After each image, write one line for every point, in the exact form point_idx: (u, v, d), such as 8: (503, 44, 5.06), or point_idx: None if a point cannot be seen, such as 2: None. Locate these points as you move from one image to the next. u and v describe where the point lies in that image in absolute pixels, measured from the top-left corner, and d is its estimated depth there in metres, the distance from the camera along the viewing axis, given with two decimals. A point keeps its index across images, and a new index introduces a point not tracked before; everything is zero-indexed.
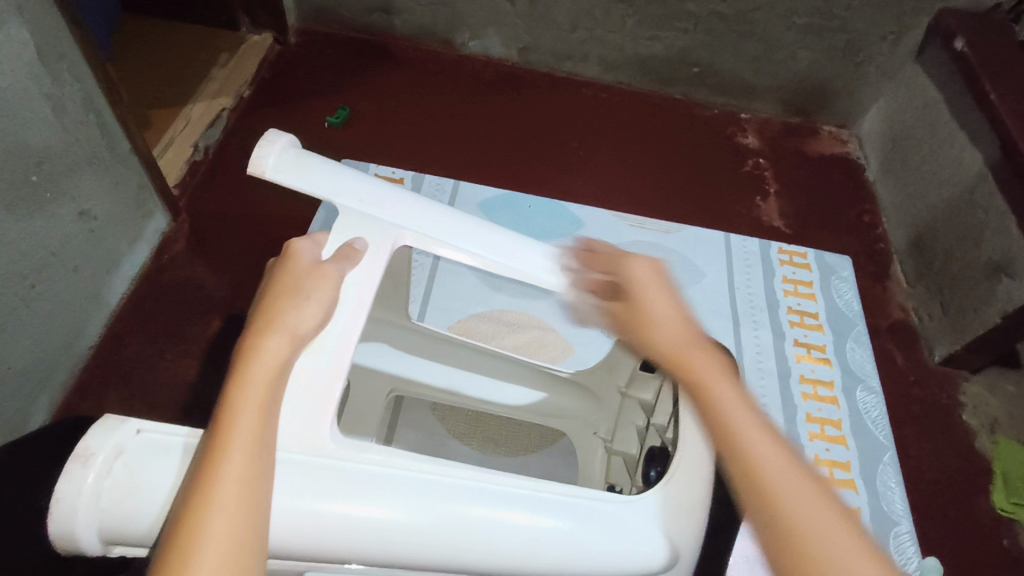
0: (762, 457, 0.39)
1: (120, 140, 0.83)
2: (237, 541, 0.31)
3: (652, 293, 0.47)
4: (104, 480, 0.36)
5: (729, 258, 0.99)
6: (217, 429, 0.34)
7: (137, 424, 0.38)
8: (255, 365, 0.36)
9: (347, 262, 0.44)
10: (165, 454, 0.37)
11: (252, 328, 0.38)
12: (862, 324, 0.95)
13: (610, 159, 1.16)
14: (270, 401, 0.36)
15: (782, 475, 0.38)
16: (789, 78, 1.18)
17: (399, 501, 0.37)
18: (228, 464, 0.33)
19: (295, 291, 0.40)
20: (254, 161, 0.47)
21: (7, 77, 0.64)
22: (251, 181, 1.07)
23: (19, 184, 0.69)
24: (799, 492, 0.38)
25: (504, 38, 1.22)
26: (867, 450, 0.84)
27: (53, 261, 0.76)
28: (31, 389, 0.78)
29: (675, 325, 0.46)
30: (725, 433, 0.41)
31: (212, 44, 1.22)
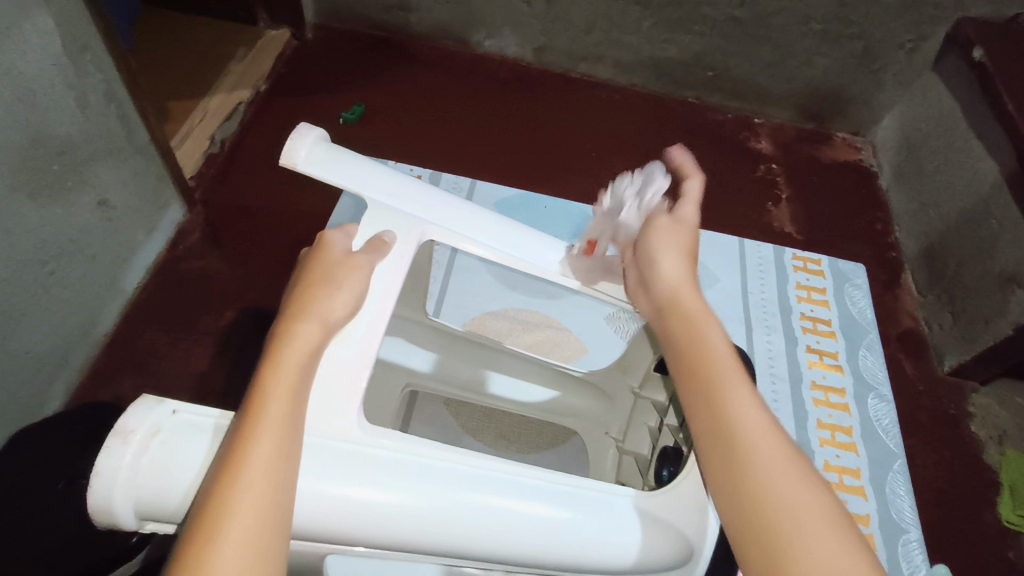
0: (734, 403, 0.41)
1: (139, 131, 0.84)
2: (262, 517, 0.32)
3: (662, 239, 0.49)
4: (142, 458, 0.36)
5: (743, 263, 0.99)
6: (248, 410, 0.35)
7: (173, 405, 0.38)
8: (288, 350, 0.37)
9: (378, 252, 0.44)
10: (202, 434, 0.37)
11: (286, 315, 0.39)
12: (876, 332, 0.95)
13: (623, 160, 1.16)
14: (300, 384, 0.37)
15: (753, 423, 0.40)
16: (804, 84, 1.18)
17: (421, 488, 0.38)
18: (258, 443, 0.34)
19: (327, 280, 0.41)
20: (286, 153, 0.47)
21: (32, 67, 0.65)
22: (269, 174, 1.08)
23: (41, 172, 0.70)
24: (767, 442, 0.39)
25: (519, 37, 1.22)
26: (877, 458, 0.84)
27: (71, 249, 0.77)
28: (47, 374, 0.79)
29: (682, 274, 0.48)
30: (702, 377, 0.42)
31: (230, 38, 1.23)
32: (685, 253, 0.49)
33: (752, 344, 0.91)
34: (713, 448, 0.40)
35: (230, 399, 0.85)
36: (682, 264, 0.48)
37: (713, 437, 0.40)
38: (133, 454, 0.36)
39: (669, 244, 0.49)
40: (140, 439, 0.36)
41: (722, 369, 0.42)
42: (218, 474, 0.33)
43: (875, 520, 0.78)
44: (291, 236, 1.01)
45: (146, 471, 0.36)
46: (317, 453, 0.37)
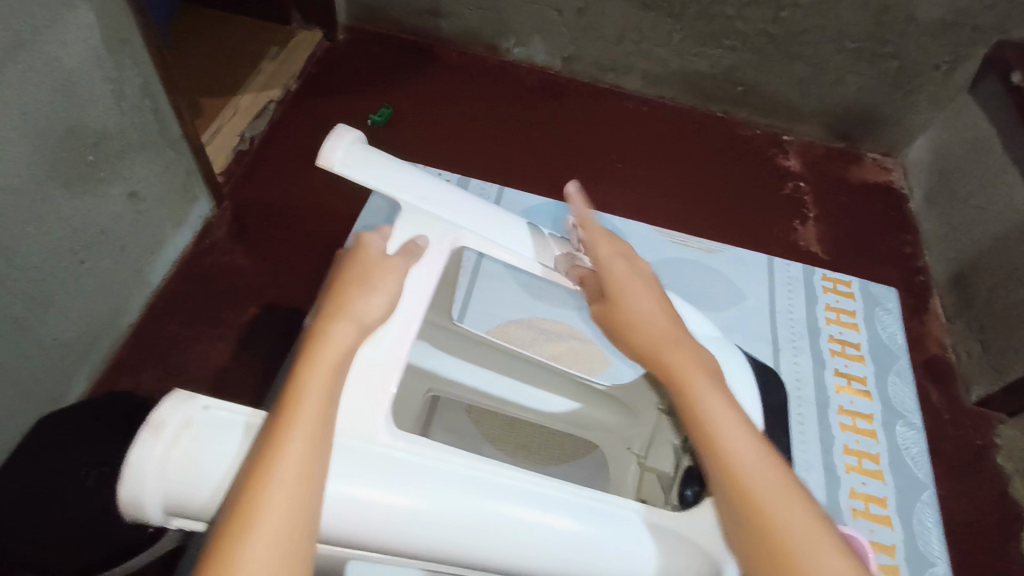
0: (744, 459, 0.39)
1: (172, 125, 0.85)
2: (292, 518, 0.32)
3: (629, 284, 0.46)
4: (175, 451, 0.35)
5: (773, 284, 0.98)
6: (284, 405, 0.35)
7: (204, 400, 0.37)
8: (322, 349, 0.37)
9: (415, 257, 0.44)
10: (233, 430, 0.36)
11: (323, 314, 0.39)
12: (905, 359, 0.93)
13: (649, 173, 1.15)
14: (334, 384, 0.36)
15: (768, 479, 0.38)
16: (836, 102, 1.16)
17: (445, 495, 0.37)
18: (290, 441, 0.34)
19: (363, 281, 0.41)
20: (322, 154, 0.46)
21: (74, 60, 0.66)
22: (298, 173, 1.08)
23: (77, 162, 0.71)
24: (788, 499, 0.37)
25: (548, 46, 1.22)
26: (904, 487, 0.82)
27: (102, 239, 0.79)
28: (73, 362, 0.80)
29: (655, 323, 0.45)
30: (705, 442, 0.40)
31: (263, 37, 1.25)
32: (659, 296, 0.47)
33: (780, 365, 0.90)
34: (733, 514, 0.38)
35: (248, 396, 0.86)
36: (656, 311, 0.46)
37: (732, 503, 0.38)
38: (166, 447, 0.35)
39: (637, 292, 0.46)
40: (173, 432, 0.35)
41: (721, 426, 0.40)
42: (251, 471, 0.33)
43: (900, 550, 0.77)
44: (317, 236, 1.02)
45: (176, 465, 0.35)
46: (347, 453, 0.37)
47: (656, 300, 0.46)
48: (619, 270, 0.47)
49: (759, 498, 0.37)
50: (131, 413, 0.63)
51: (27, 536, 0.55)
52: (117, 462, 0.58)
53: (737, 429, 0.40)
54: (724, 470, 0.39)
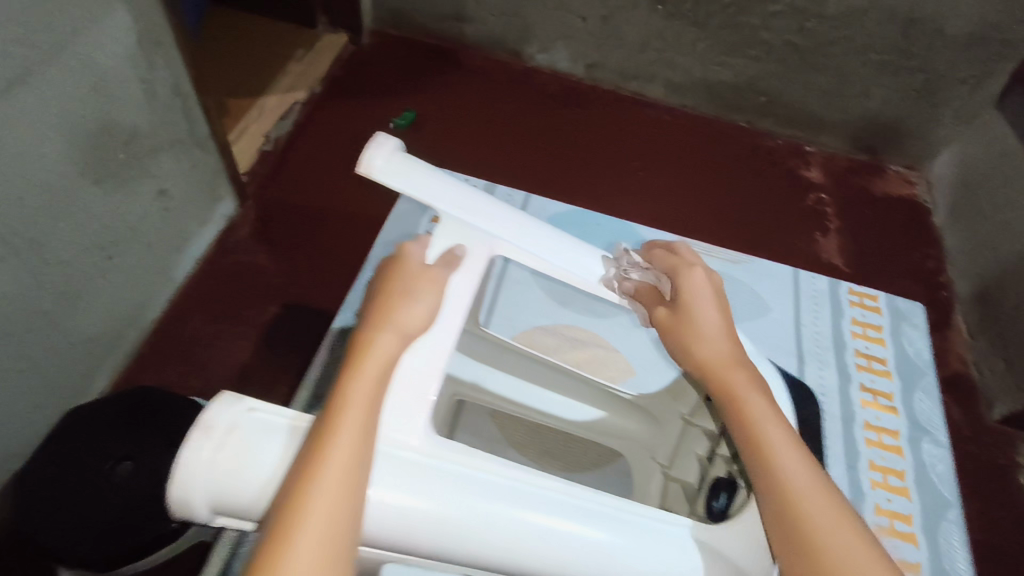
0: (804, 490, 0.38)
1: (200, 124, 0.87)
2: (333, 529, 0.29)
3: (699, 300, 0.45)
4: (223, 456, 0.32)
5: (795, 282, 0.80)
6: (327, 411, 0.32)
7: (252, 402, 0.34)
8: (367, 357, 0.35)
9: (455, 266, 0.42)
10: (279, 437, 0.33)
11: (366, 321, 0.37)
12: (936, 373, 0.74)
13: (669, 181, 1.16)
14: (379, 391, 0.34)
15: (828, 516, 0.37)
16: (860, 114, 1.16)
17: (483, 505, 0.35)
18: (334, 449, 0.31)
19: (404, 290, 0.38)
20: (362, 162, 0.42)
21: (110, 61, 0.68)
22: (320, 174, 1.10)
23: (109, 160, 0.73)
24: (848, 540, 0.36)
25: (572, 52, 1.23)
26: (930, 507, 0.66)
27: (130, 235, 0.80)
28: (98, 356, 0.82)
29: (720, 343, 0.44)
30: (762, 467, 0.39)
31: (289, 39, 1.26)
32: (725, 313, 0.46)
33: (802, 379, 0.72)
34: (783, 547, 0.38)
35: (268, 393, 0.87)
36: (720, 331, 0.45)
37: (784, 533, 0.37)
38: (214, 451, 0.32)
39: (706, 308, 0.45)
40: (220, 435, 0.32)
41: (781, 452, 0.39)
42: (292, 481, 0.30)
43: None
44: (339, 237, 1.03)
45: (224, 469, 0.32)
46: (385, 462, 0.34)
47: (721, 318, 0.45)
48: (694, 286, 0.46)
49: (817, 535, 0.37)
50: (153, 409, 0.63)
51: (65, 526, 0.57)
52: (142, 455, 0.58)
53: (790, 449, 0.40)
54: (782, 499, 0.38)
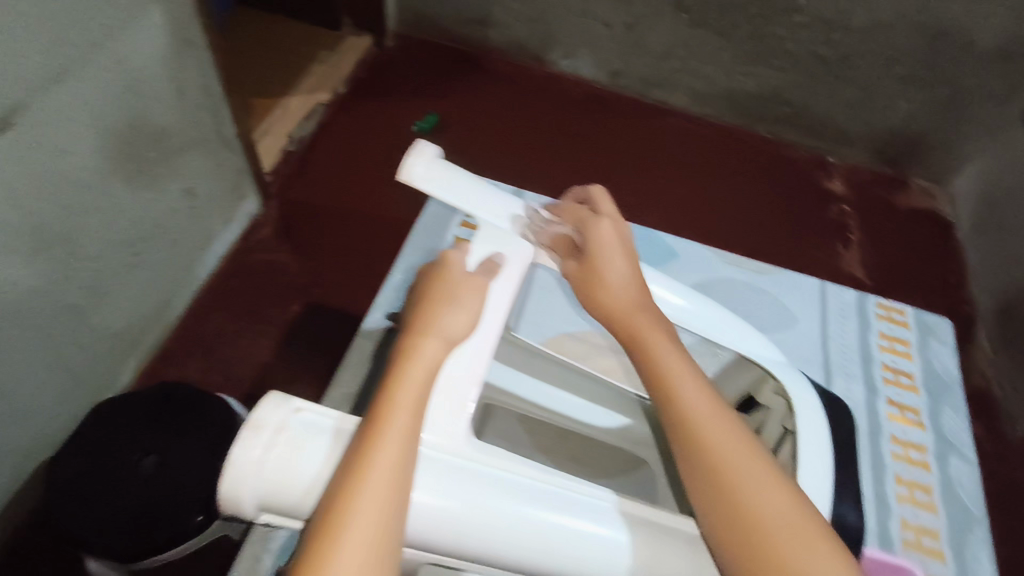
0: (725, 451, 0.36)
1: (228, 125, 0.88)
2: (379, 526, 0.30)
3: (608, 253, 0.43)
4: (273, 456, 0.32)
5: (822, 291, 0.74)
6: (374, 414, 0.33)
7: (299, 403, 0.34)
8: (412, 362, 0.35)
9: (495, 271, 0.40)
10: (327, 439, 0.33)
11: (412, 326, 0.37)
12: (964, 388, 0.68)
13: (691, 190, 1.16)
14: (424, 396, 0.34)
15: (753, 476, 0.35)
16: (883, 126, 1.15)
17: (529, 513, 0.33)
18: (381, 451, 0.31)
19: (448, 297, 0.38)
20: (404, 169, 0.42)
21: (144, 61, 0.69)
22: (343, 175, 1.11)
23: (140, 158, 0.74)
24: (777, 498, 0.35)
25: (594, 59, 1.23)
26: (955, 524, 0.60)
27: (157, 231, 0.81)
28: (123, 350, 0.83)
29: (630, 298, 0.41)
30: (684, 431, 0.37)
31: (315, 41, 1.28)
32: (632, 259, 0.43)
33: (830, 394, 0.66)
34: (711, 514, 0.35)
35: (288, 391, 0.88)
36: (633, 285, 0.42)
37: (712, 500, 0.35)
38: (263, 451, 0.31)
39: (617, 262, 0.42)
40: (270, 436, 0.32)
41: (684, 393, 0.38)
42: (339, 485, 0.30)
43: None
44: (361, 238, 1.04)
45: (273, 470, 0.31)
46: (432, 468, 0.33)
47: (635, 270, 0.43)
48: (603, 237, 0.43)
49: (742, 496, 0.35)
50: (171, 404, 0.63)
51: (95, 522, 0.57)
52: (167, 450, 0.59)
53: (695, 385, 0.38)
54: (707, 465, 0.36)
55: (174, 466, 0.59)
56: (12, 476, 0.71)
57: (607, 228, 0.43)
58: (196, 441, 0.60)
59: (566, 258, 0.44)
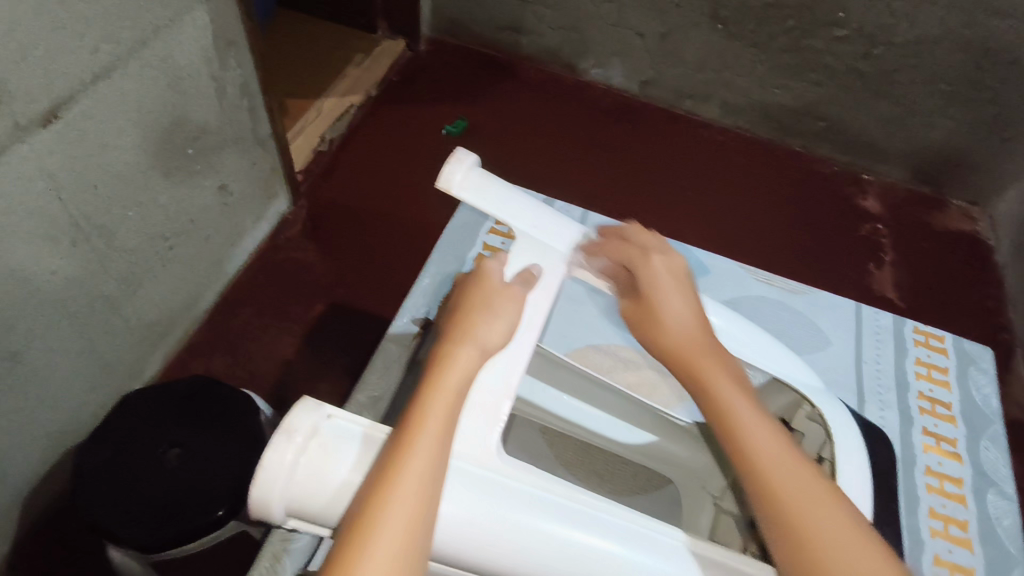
0: (807, 505, 0.34)
1: (263, 124, 0.89)
2: (406, 538, 0.29)
3: (665, 294, 0.41)
4: (305, 461, 0.32)
5: (856, 314, 0.72)
6: (407, 422, 0.32)
7: (329, 409, 0.34)
8: (447, 373, 0.34)
9: (531, 283, 0.40)
10: (357, 445, 0.33)
11: (447, 334, 0.36)
12: (1004, 423, 0.65)
13: (719, 203, 1.14)
14: (455, 406, 0.34)
15: (830, 523, 0.34)
16: (922, 145, 1.12)
17: (555, 528, 0.33)
18: (412, 459, 0.31)
19: (483, 306, 0.37)
20: (443, 177, 0.41)
21: (186, 59, 0.70)
22: (371, 177, 1.12)
23: (178, 154, 0.75)
24: (862, 555, 0.33)
25: (627, 68, 1.23)
26: (994, 566, 0.57)
27: (191, 226, 0.83)
28: (152, 341, 0.84)
29: (695, 338, 0.40)
30: (760, 483, 0.35)
31: (349, 43, 1.29)
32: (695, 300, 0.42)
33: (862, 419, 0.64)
34: (794, 572, 0.34)
35: (310, 390, 0.89)
36: (696, 327, 0.41)
37: (794, 556, 0.33)
38: (295, 455, 0.32)
39: (677, 302, 0.41)
40: (302, 440, 0.32)
41: (760, 441, 0.36)
42: (370, 489, 0.30)
43: None
44: (386, 240, 1.05)
45: (305, 474, 0.32)
46: (459, 475, 0.33)
47: (695, 311, 0.42)
48: (658, 275, 0.42)
49: (822, 543, 0.33)
50: (193, 399, 0.63)
51: (115, 516, 0.57)
52: (192, 444, 0.60)
53: (769, 431, 0.37)
54: (788, 520, 0.34)
55: (199, 461, 0.59)
56: (42, 461, 0.72)
57: (664, 268, 0.42)
58: (219, 437, 0.61)
59: (622, 299, 0.43)
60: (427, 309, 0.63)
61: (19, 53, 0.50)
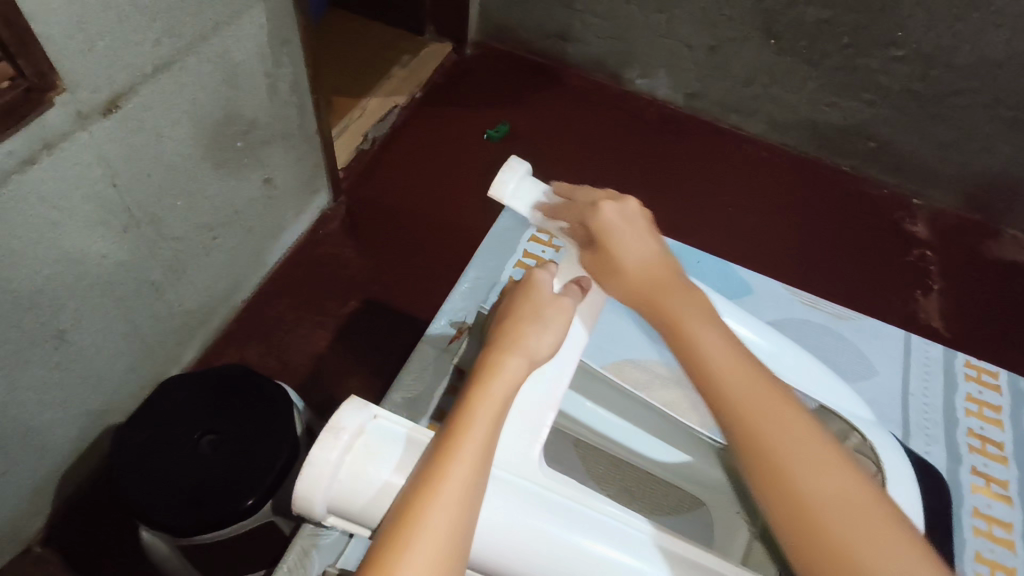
0: (770, 428, 0.34)
1: (311, 121, 0.91)
2: (448, 541, 0.29)
3: (624, 235, 0.40)
4: (349, 459, 0.32)
5: (905, 343, 0.69)
6: (452, 427, 0.32)
7: (375, 409, 0.34)
8: (495, 380, 0.34)
9: (582, 295, 0.40)
10: (401, 447, 0.33)
11: (495, 343, 0.36)
12: None
13: (760, 221, 1.12)
14: (500, 415, 0.33)
15: (812, 462, 0.33)
16: (978, 171, 1.08)
17: (591, 544, 0.33)
18: (457, 464, 0.31)
19: (534, 317, 0.37)
20: (495, 185, 0.42)
21: (242, 56, 0.72)
22: (411, 177, 1.13)
23: (228, 147, 0.77)
24: (831, 469, 0.32)
25: (672, 80, 1.21)
26: None
27: (235, 218, 0.84)
28: (191, 328, 0.86)
29: (657, 276, 0.39)
30: (733, 417, 0.34)
31: (396, 45, 1.31)
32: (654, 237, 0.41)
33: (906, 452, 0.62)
34: (769, 500, 0.33)
35: (340, 385, 0.90)
36: (657, 262, 0.40)
37: (759, 478, 0.33)
38: (341, 453, 0.32)
39: (634, 239, 0.40)
40: (348, 439, 0.32)
41: (733, 381, 0.35)
42: (414, 490, 0.30)
43: None
44: (424, 241, 1.06)
45: (348, 472, 0.32)
46: (502, 488, 0.33)
47: (655, 245, 0.40)
48: (609, 217, 0.40)
49: (803, 482, 0.32)
50: (224, 387, 0.65)
51: (148, 496, 0.58)
52: (224, 431, 0.62)
53: (745, 371, 0.35)
54: (752, 447, 0.33)
55: (230, 448, 0.61)
56: (81, 438, 0.74)
57: (619, 213, 0.40)
58: (250, 425, 0.62)
59: (583, 253, 0.41)
60: (464, 313, 0.62)
61: (87, 43, 0.52)
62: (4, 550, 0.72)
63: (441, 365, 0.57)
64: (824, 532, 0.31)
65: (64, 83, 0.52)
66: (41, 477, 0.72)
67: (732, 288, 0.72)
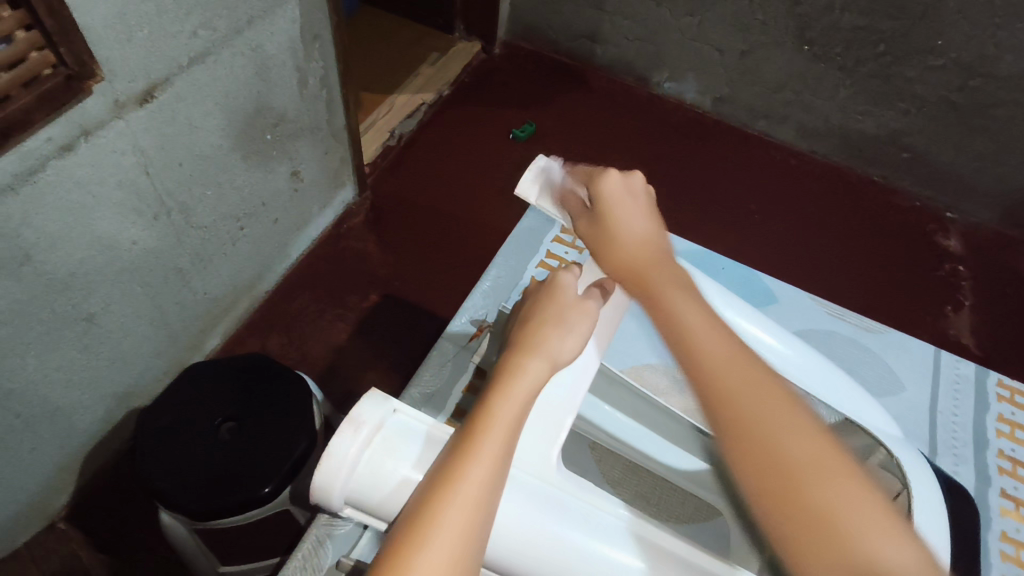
0: (752, 399, 0.33)
1: (339, 115, 0.92)
2: (460, 541, 0.29)
3: (621, 206, 0.41)
4: (368, 453, 0.33)
5: (934, 359, 0.68)
6: (473, 427, 0.32)
7: (395, 404, 0.34)
8: (517, 381, 0.34)
9: (604, 299, 0.40)
10: (420, 444, 0.33)
11: (517, 343, 0.36)
12: None
13: (787, 229, 1.11)
14: (520, 416, 0.33)
15: (789, 433, 0.31)
16: (1018, 184, 1.05)
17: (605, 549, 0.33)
18: (474, 465, 0.31)
19: (558, 320, 0.37)
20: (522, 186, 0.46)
21: (274, 50, 0.73)
22: (435, 174, 1.13)
23: (258, 139, 0.78)
24: (808, 442, 0.31)
25: (701, 84, 1.20)
26: None
27: (262, 209, 0.85)
28: (215, 316, 0.87)
29: (647, 249, 0.40)
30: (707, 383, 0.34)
31: (425, 42, 1.31)
32: (648, 210, 0.42)
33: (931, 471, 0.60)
34: (745, 471, 0.31)
35: (358, 378, 0.91)
36: (651, 239, 0.40)
37: (741, 451, 0.32)
38: (360, 446, 0.32)
39: (630, 211, 0.41)
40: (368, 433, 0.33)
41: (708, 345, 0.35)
42: (430, 489, 0.30)
43: None
44: (446, 238, 1.06)
45: (367, 465, 0.33)
46: (522, 491, 0.33)
47: (647, 220, 0.41)
48: (609, 187, 0.42)
49: (782, 451, 0.31)
50: (245, 376, 0.65)
51: (168, 479, 0.59)
52: (244, 418, 0.62)
53: (722, 343, 0.35)
54: (729, 413, 0.32)
55: (249, 436, 0.61)
56: (106, 419, 0.76)
57: (619, 184, 0.42)
58: (269, 414, 0.63)
59: (581, 222, 0.43)
60: (484, 312, 0.62)
61: (126, 34, 0.53)
62: (29, 525, 0.74)
63: (461, 362, 0.57)
64: (800, 503, 0.30)
65: (102, 71, 0.53)
66: (66, 456, 0.73)
67: (756, 297, 0.71)
